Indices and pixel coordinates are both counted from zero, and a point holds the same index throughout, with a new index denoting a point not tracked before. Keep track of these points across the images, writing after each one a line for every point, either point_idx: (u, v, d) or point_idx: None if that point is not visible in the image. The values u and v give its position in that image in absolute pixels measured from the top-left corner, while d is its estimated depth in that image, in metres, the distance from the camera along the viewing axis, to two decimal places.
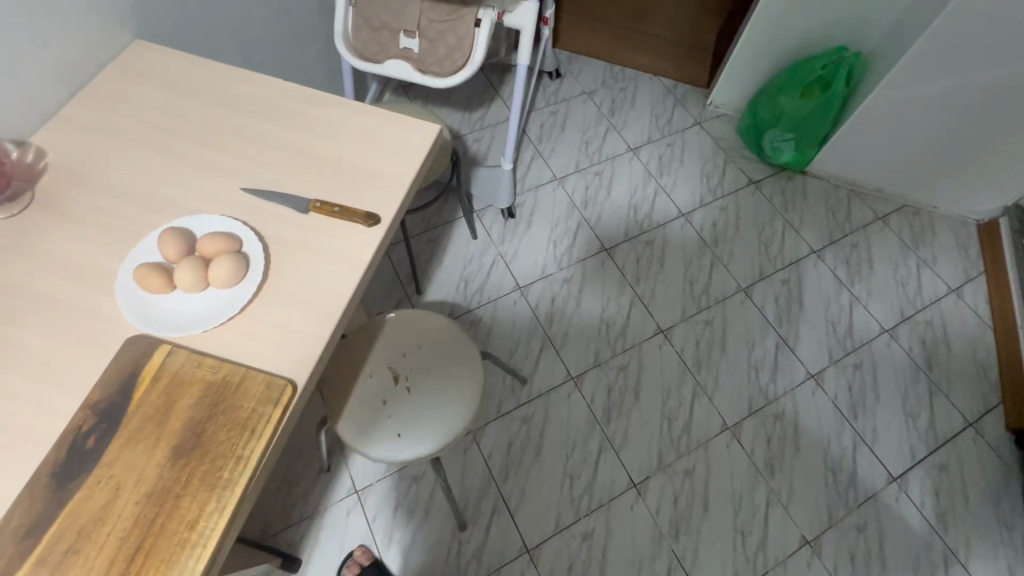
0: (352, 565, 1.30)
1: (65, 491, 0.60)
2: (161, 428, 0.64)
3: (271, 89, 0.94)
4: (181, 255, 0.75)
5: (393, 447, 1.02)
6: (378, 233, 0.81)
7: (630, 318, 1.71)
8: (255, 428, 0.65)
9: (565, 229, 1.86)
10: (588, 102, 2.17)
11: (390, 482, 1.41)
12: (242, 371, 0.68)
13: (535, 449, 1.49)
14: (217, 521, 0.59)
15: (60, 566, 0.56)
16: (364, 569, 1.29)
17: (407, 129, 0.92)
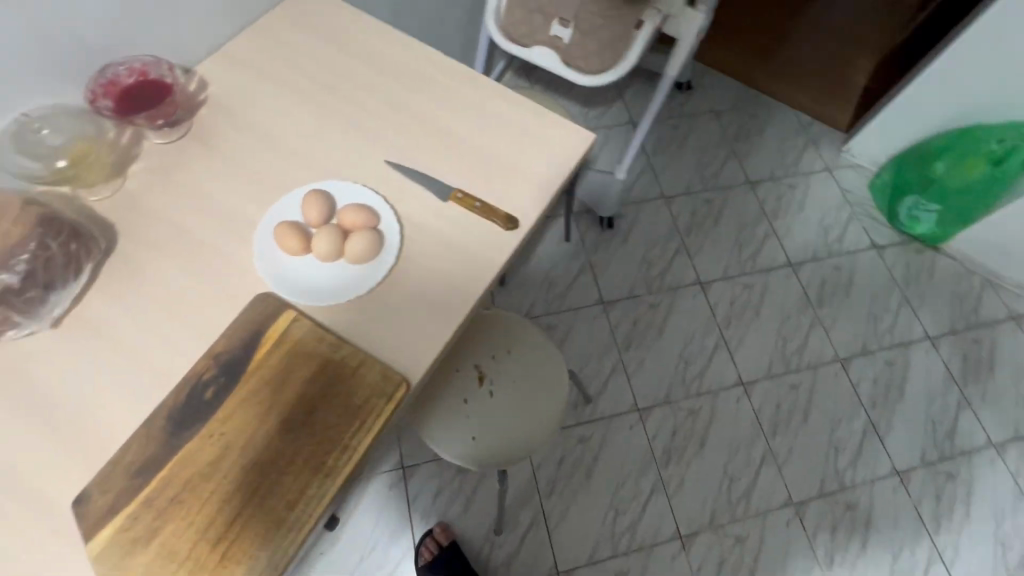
0: (430, 544, 1.30)
1: (178, 437, 0.60)
2: (276, 395, 0.62)
3: (429, 59, 0.90)
4: (321, 220, 0.73)
5: (465, 448, 1.00)
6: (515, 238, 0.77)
7: (711, 361, 1.61)
8: (365, 420, 0.62)
9: (662, 252, 1.76)
10: (714, 122, 2.02)
11: (437, 468, 1.40)
12: (361, 356, 0.65)
13: (586, 471, 1.44)
14: (316, 508, 0.58)
15: (164, 513, 0.56)
16: (441, 548, 1.30)
17: (560, 132, 0.86)
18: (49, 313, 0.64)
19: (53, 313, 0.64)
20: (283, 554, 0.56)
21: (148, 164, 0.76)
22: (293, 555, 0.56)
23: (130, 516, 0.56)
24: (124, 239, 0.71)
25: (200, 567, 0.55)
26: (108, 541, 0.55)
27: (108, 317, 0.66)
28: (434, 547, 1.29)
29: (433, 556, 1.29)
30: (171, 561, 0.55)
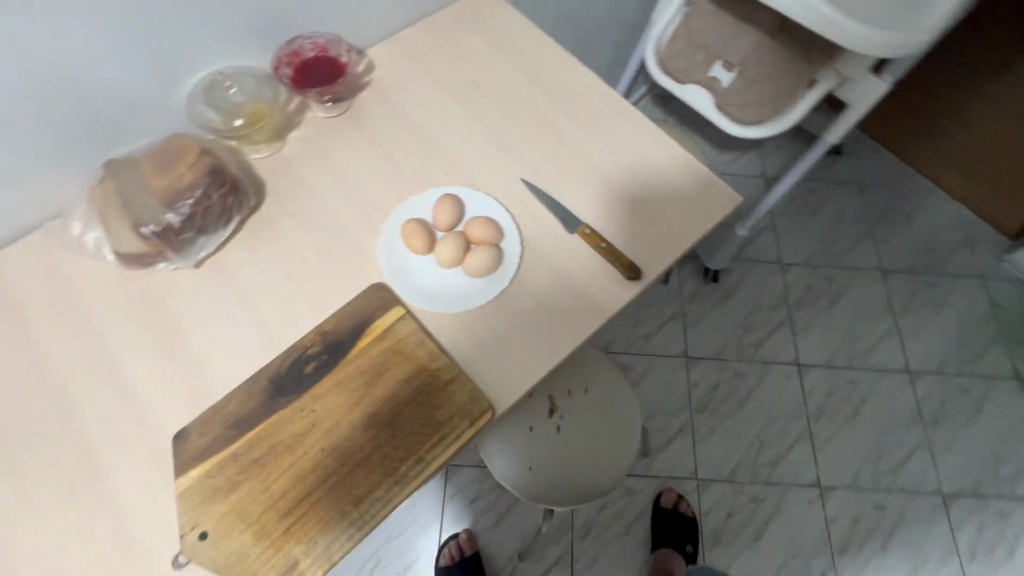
0: (452, 548, 1.30)
1: (275, 402, 0.62)
2: (368, 387, 0.63)
3: (587, 85, 0.88)
4: (450, 226, 0.73)
5: (520, 476, 0.98)
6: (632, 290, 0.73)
7: (790, 452, 1.48)
8: (444, 437, 0.62)
9: (764, 320, 1.63)
10: (857, 195, 1.84)
11: (479, 475, 1.40)
12: (454, 372, 0.65)
13: (626, 525, 1.38)
14: (379, 511, 0.58)
15: (245, 471, 0.59)
16: (462, 555, 1.29)
17: (706, 187, 0.80)
18: (195, 256, 0.69)
19: (199, 256, 0.69)
20: (339, 547, 0.57)
21: (307, 134, 0.80)
22: (348, 551, 0.57)
23: (218, 464, 0.59)
24: (270, 200, 0.75)
25: (264, 533, 0.57)
26: (194, 481, 0.59)
27: (241, 270, 0.71)
28: (456, 552, 1.29)
29: (454, 561, 1.28)
30: (241, 520, 0.57)
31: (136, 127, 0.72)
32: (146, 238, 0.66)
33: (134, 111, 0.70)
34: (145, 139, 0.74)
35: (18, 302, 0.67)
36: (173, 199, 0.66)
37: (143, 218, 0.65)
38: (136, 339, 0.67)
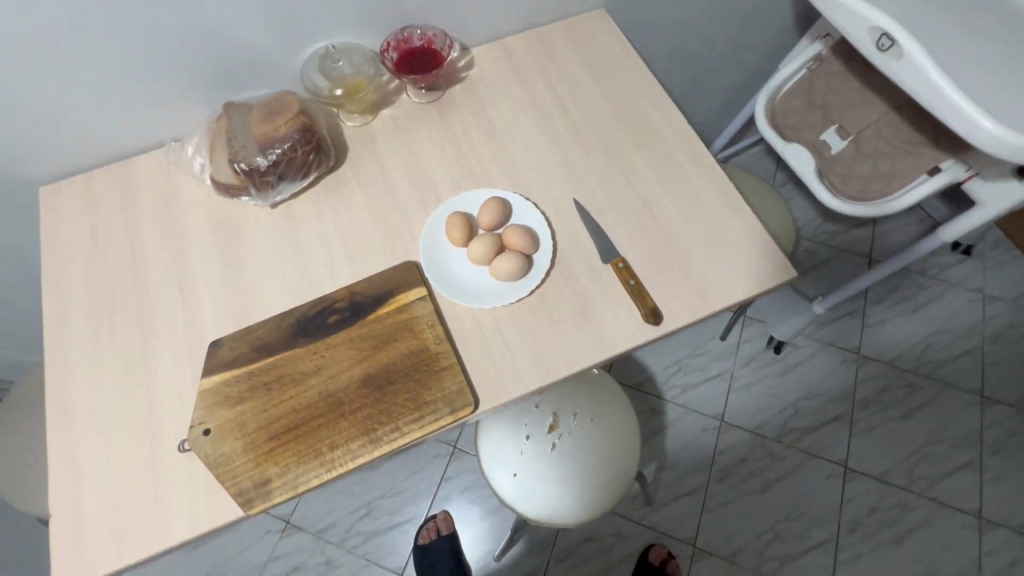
0: (431, 527, 1.34)
1: (295, 339, 0.71)
2: (373, 351, 0.70)
3: (669, 123, 0.88)
4: (490, 228, 0.77)
5: (502, 476, 1.00)
6: (647, 336, 0.73)
7: (806, 555, 1.35)
8: (424, 417, 0.66)
9: (820, 408, 1.50)
10: (977, 305, 1.61)
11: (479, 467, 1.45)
12: (451, 361, 0.69)
13: (605, 565, 1.35)
14: (347, 462, 0.64)
15: (253, 390, 0.68)
16: (439, 534, 1.33)
17: (758, 255, 0.78)
18: (271, 199, 0.79)
19: (275, 199, 0.80)
20: (305, 481, 0.63)
21: (396, 114, 0.88)
22: (311, 487, 0.63)
23: (235, 377, 0.69)
24: (347, 165, 0.84)
25: (251, 446, 0.65)
26: (213, 385, 0.68)
27: (305, 220, 0.80)
28: (434, 532, 1.33)
29: (431, 540, 1.33)
30: (237, 429, 0.66)
31: (258, 78, 0.84)
32: (237, 173, 0.76)
33: (260, 65, 0.82)
34: (263, 90, 0.86)
35: (135, 200, 0.82)
36: (266, 146, 0.76)
37: (240, 156, 0.76)
38: (209, 255, 0.78)
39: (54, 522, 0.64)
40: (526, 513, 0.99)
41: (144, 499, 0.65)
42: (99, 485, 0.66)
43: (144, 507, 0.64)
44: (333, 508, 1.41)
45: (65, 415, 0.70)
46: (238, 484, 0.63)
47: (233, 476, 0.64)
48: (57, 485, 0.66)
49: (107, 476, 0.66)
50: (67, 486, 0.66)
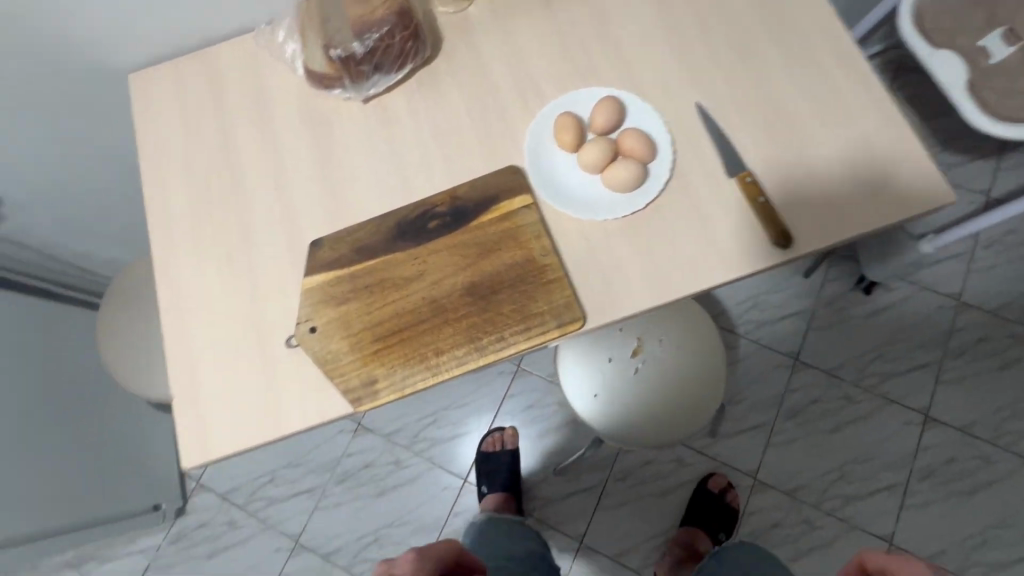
0: (497, 438, 1.41)
1: (396, 242, 0.68)
2: (478, 259, 0.66)
3: (814, 14, 0.75)
4: (604, 132, 0.70)
5: (584, 398, 0.99)
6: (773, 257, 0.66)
7: (871, 497, 1.33)
8: (530, 329, 0.64)
9: (907, 355, 1.41)
10: None
11: (543, 386, 1.47)
12: (559, 274, 0.65)
13: (663, 488, 1.38)
14: (454, 368, 0.63)
15: (356, 291, 0.66)
16: (502, 447, 1.40)
17: (911, 175, 0.68)
18: (365, 91, 0.74)
19: (368, 92, 0.74)
20: (412, 383, 0.63)
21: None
22: (417, 390, 0.63)
23: (338, 277, 0.67)
24: (442, 57, 0.77)
25: (357, 346, 0.65)
26: (317, 284, 0.68)
27: (399, 116, 0.75)
28: (498, 443, 1.40)
29: (494, 450, 1.39)
30: (343, 328, 0.65)
31: None
32: (332, 61, 0.70)
33: None
34: None
35: (225, 89, 0.78)
36: (363, 30, 0.70)
37: (334, 40, 0.70)
38: (303, 150, 0.75)
39: (176, 403, 0.67)
40: (605, 434, 0.98)
41: (258, 387, 0.66)
42: (213, 372, 0.68)
43: (258, 395, 0.66)
44: (401, 414, 1.47)
45: (174, 304, 0.71)
46: (346, 381, 0.64)
47: (341, 374, 0.64)
48: (178, 369, 0.69)
49: (223, 363, 0.68)
50: (187, 371, 0.68)
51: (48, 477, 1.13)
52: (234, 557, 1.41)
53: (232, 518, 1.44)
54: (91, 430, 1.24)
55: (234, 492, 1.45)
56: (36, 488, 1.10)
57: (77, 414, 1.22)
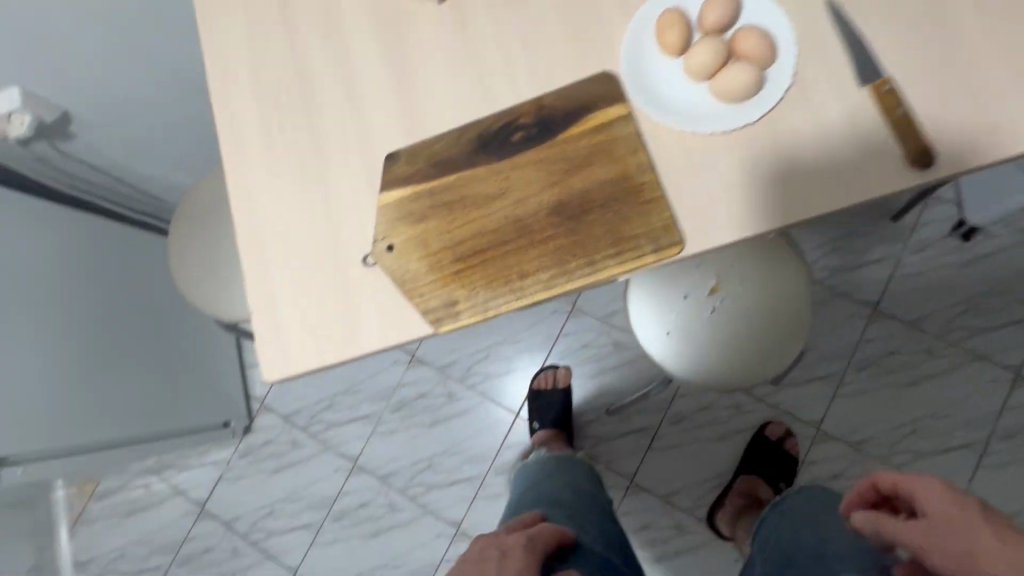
0: (549, 375, 1.40)
1: (476, 156, 0.63)
2: (566, 175, 0.61)
3: None
4: (715, 32, 0.61)
5: (655, 334, 0.95)
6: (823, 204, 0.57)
7: (944, 455, 1.27)
8: (623, 252, 0.59)
9: (1003, 308, 1.29)
10: None
11: (598, 327, 1.44)
12: (656, 193, 0.59)
13: (719, 433, 1.35)
14: (539, 291, 0.59)
15: (435, 208, 0.63)
16: (554, 385, 1.39)
17: None
18: None
19: None
20: (494, 305, 0.60)
21: None
22: (500, 313, 0.60)
23: (415, 193, 0.64)
24: None
25: (437, 265, 0.62)
26: (394, 200, 0.65)
27: (477, 17, 0.67)
28: (551, 381, 1.39)
29: (546, 387, 1.39)
30: (422, 247, 0.62)
31: None
32: None
33: None
34: None
35: None
36: None
37: None
38: (373, 55, 0.69)
39: (256, 319, 0.67)
40: (675, 372, 0.95)
41: (338, 303, 0.65)
42: (291, 289, 0.67)
43: (337, 311, 0.65)
44: (455, 348, 1.48)
45: (249, 219, 0.70)
46: (426, 302, 0.62)
47: (421, 294, 0.62)
48: (257, 283, 0.68)
49: (302, 279, 0.67)
50: (267, 286, 0.68)
51: (129, 393, 1.22)
52: (296, 474, 1.49)
53: (294, 438, 1.51)
54: (167, 351, 1.32)
55: (296, 414, 1.52)
56: (116, 401, 1.20)
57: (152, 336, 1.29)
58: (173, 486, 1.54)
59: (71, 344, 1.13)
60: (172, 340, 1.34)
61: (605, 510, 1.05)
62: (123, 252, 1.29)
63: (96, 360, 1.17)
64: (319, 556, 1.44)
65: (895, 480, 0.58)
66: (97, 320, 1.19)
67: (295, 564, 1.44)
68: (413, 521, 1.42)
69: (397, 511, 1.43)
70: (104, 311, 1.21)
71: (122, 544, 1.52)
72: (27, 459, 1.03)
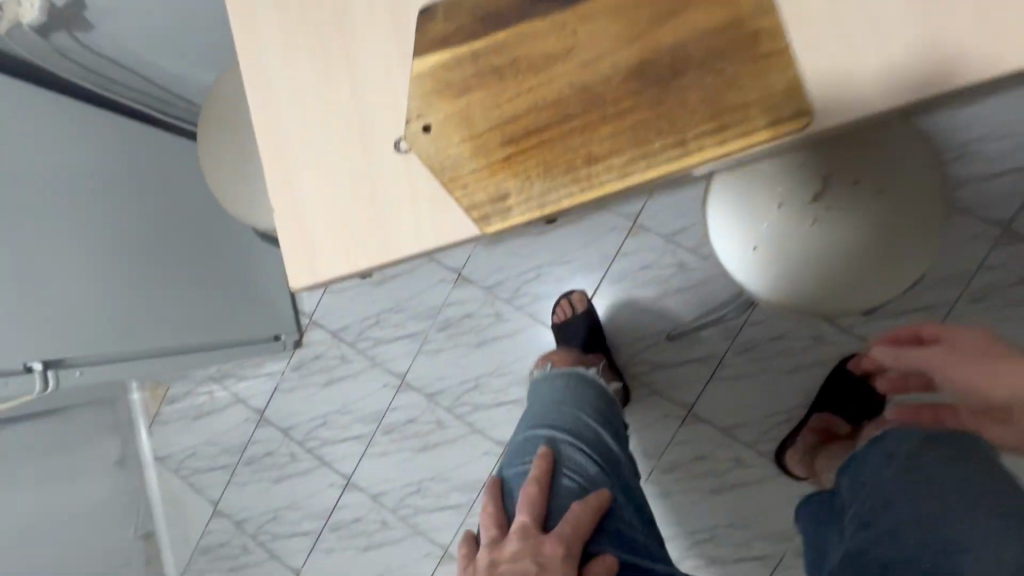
0: (565, 304, 1.32)
1: (531, 7, 0.49)
2: (650, 26, 0.47)
3: None
4: None
5: (737, 249, 0.81)
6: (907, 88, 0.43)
7: None
8: (726, 125, 0.45)
9: None
10: None
11: (662, 247, 1.30)
12: (778, 46, 0.45)
13: (792, 366, 1.22)
14: (611, 181, 0.47)
15: (481, 78, 0.50)
16: (572, 313, 1.31)
17: None
18: None
19: None
20: (554, 199, 0.48)
21: None
22: (560, 210, 0.48)
23: (455, 59, 0.51)
24: None
25: (482, 151, 0.50)
26: (429, 69, 0.52)
27: None
28: (568, 309, 1.31)
29: (565, 317, 1.31)
30: (464, 127, 0.51)
31: None
32: None
33: None
34: None
35: None
36: None
37: None
38: None
39: (280, 218, 0.59)
40: (757, 293, 0.81)
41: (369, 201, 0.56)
42: (315, 184, 0.58)
43: (368, 209, 0.56)
44: (503, 266, 1.40)
45: (266, 101, 0.60)
46: (471, 196, 0.51)
47: (464, 186, 0.51)
48: (279, 181, 0.59)
49: (330, 174, 0.58)
50: (289, 183, 0.59)
51: (177, 303, 1.23)
52: (346, 388, 1.51)
53: (343, 353, 1.51)
54: (208, 267, 1.31)
55: (344, 330, 1.51)
56: (163, 312, 1.20)
57: (190, 250, 1.28)
58: (234, 393, 1.60)
59: (109, 255, 1.14)
60: (209, 249, 1.31)
61: (613, 458, 0.94)
62: (155, 167, 1.25)
63: (137, 271, 1.17)
64: (370, 466, 1.48)
65: (939, 331, 0.74)
66: (132, 233, 1.18)
67: (349, 471, 1.50)
68: (461, 438, 1.42)
69: (444, 428, 1.43)
70: (137, 222, 1.19)
71: (194, 443, 1.63)
72: (88, 362, 1.06)
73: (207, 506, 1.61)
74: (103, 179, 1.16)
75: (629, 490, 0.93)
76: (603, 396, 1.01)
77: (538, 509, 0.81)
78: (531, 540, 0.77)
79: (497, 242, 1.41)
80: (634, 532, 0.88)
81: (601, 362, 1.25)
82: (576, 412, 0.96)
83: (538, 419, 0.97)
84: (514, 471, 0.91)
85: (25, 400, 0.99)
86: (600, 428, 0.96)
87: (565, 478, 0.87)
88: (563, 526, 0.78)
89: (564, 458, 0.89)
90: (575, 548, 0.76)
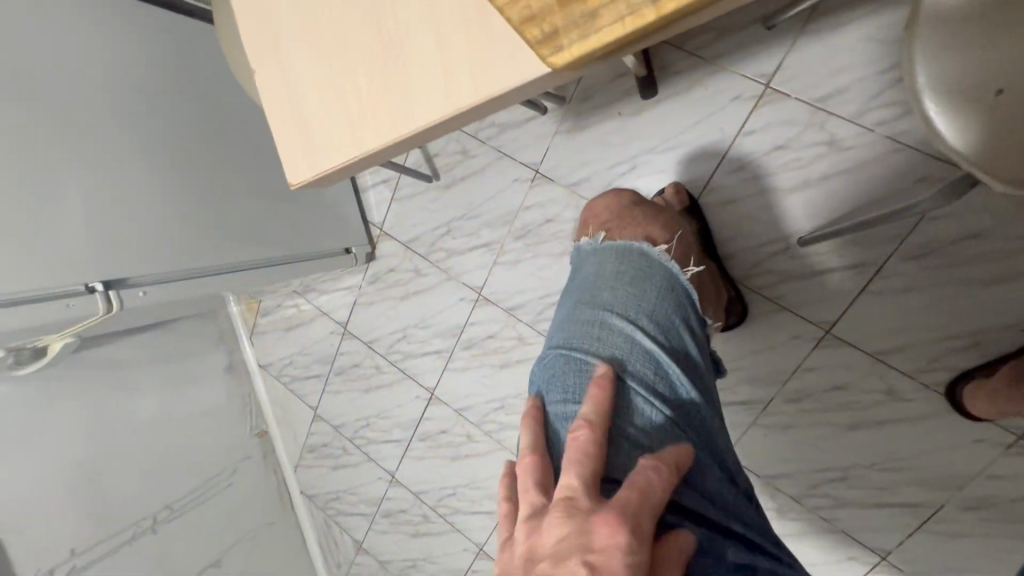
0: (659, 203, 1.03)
1: None
2: None
3: None
4: None
5: (948, 92, 0.59)
6: None
7: None
8: None
9: None
10: None
11: (804, 117, 0.97)
12: None
13: (988, 274, 0.90)
14: None
15: None
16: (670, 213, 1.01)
17: None
18: None
19: None
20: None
21: None
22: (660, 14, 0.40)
23: None
24: None
25: None
26: None
27: None
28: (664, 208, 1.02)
29: None
30: None
31: None
32: None
33: None
34: None
35: None
36: None
37: None
38: None
39: (277, 128, 0.58)
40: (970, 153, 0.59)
41: (382, 91, 0.52)
42: (306, 82, 0.56)
43: (384, 101, 0.52)
44: (589, 159, 1.16)
45: (249, 13, 0.58)
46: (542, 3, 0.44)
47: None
48: (290, 134, 0.57)
49: (331, 97, 0.55)
50: (303, 136, 0.57)
51: (238, 217, 1.17)
52: (422, 301, 1.42)
53: (416, 265, 1.41)
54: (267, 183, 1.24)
55: (416, 241, 1.40)
56: (224, 228, 1.14)
57: (251, 163, 1.20)
58: (318, 307, 1.60)
59: (163, 167, 1.05)
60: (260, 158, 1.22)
61: (681, 387, 0.67)
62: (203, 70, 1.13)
63: (193, 185, 1.09)
64: (452, 380, 1.43)
65: None
66: (190, 142, 1.09)
67: (432, 385, 1.46)
68: None
69: (527, 344, 1.31)
70: (185, 129, 1.09)
71: (289, 353, 1.66)
72: (147, 282, 1.02)
73: (308, 411, 1.66)
74: (145, 80, 1.03)
75: (704, 429, 0.67)
76: (668, 295, 0.72)
77: (589, 469, 0.55)
78: (578, 517, 0.52)
79: (581, 127, 1.16)
80: (717, 489, 0.63)
81: (671, 241, 0.85)
82: (631, 324, 0.69)
83: (576, 335, 0.70)
84: (554, 408, 0.65)
85: (94, 320, 0.98)
86: (663, 345, 0.68)
87: (617, 424, 0.62)
88: (621, 492, 0.52)
89: (615, 396, 0.64)
90: (642, 525, 0.50)
